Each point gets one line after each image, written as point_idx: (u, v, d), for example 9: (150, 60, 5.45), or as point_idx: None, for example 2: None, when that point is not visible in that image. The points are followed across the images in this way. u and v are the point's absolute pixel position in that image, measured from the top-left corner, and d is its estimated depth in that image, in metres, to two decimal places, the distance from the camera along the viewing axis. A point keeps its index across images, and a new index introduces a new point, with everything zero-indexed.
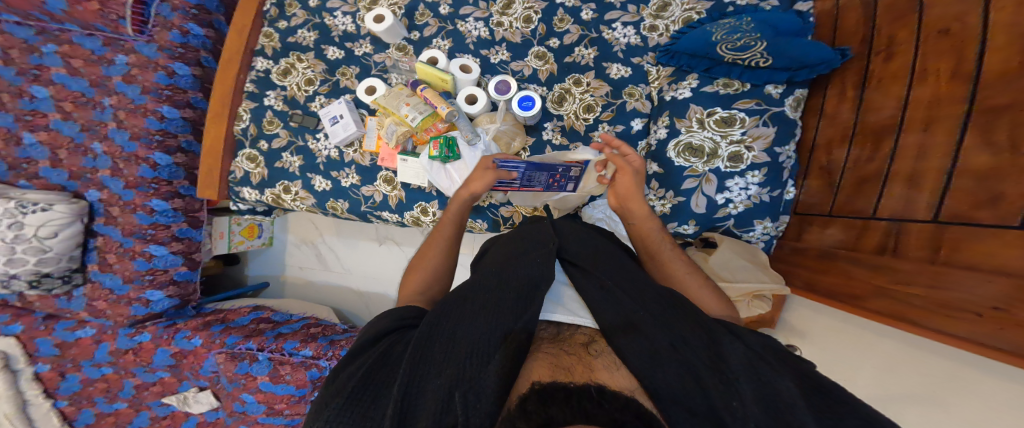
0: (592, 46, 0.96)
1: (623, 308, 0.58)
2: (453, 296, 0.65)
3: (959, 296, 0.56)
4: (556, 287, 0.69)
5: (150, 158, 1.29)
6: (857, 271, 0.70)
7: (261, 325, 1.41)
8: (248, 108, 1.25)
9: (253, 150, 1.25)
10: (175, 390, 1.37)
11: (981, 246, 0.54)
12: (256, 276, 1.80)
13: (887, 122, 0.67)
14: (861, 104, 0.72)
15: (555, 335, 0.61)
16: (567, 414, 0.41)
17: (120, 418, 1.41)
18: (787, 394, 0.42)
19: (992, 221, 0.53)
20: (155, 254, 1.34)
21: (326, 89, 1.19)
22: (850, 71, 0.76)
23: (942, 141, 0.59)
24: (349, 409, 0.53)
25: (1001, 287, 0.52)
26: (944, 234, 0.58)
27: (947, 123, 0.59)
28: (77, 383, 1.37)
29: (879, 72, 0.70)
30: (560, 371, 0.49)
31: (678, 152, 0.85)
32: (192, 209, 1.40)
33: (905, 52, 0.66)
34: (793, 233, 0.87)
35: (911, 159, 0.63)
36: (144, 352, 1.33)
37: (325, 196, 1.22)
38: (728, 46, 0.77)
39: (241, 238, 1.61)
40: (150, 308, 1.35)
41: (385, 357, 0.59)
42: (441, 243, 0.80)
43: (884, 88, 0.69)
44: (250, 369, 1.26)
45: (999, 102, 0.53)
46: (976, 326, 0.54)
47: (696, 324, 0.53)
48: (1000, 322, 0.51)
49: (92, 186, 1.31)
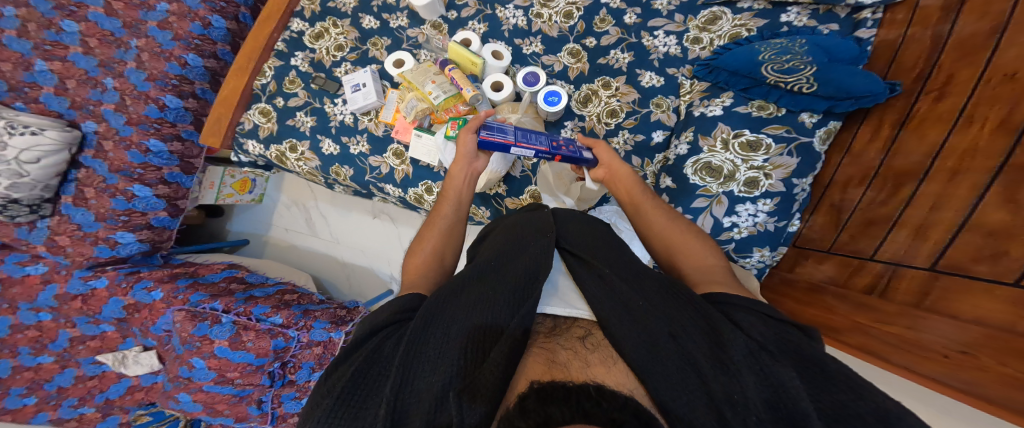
0: (629, 51, 1.00)
1: (622, 297, 0.55)
2: (448, 287, 0.62)
3: (930, 338, 0.59)
4: (552, 277, 0.65)
5: (161, 99, 1.28)
6: (840, 306, 0.73)
7: (232, 284, 1.35)
8: (273, 65, 1.25)
9: (268, 105, 1.24)
10: (114, 348, 1.31)
11: (975, 298, 0.56)
12: (238, 233, 1.74)
13: (912, 167, 0.67)
14: (893, 145, 0.71)
15: (551, 328, 0.57)
16: (566, 413, 0.40)
17: (39, 375, 1.30)
18: (793, 386, 0.41)
19: (989, 276, 0.55)
20: (138, 195, 1.30)
21: (354, 57, 1.21)
22: (892, 108, 0.74)
23: (964, 193, 0.59)
24: (340, 411, 0.51)
25: (975, 335, 0.54)
26: (937, 281, 0.61)
27: (973, 178, 0.58)
28: (7, 327, 1.28)
29: (923, 113, 0.68)
30: (555, 368, 0.47)
31: (696, 170, 0.87)
32: (189, 155, 1.36)
33: (960, 93, 0.63)
34: (786, 264, 0.89)
35: (927, 208, 0.63)
36: (94, 301, 1.28)
37: (330, 160, 1.21)
38: (774, 67, 0.79)
39: (231, 191, 1.57)
40: (115, 251, 1.30)
41: (376, 353, 0.56)
42: (443, 225, 0.78)
43: (920, 131, 0.67)
44: (209, 332, 1.19)
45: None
46: (936, 366, 0.57)
47: (698, 317, 0.51)
48: (961, 366, 0.54)
49: (90, 118, 1.27)
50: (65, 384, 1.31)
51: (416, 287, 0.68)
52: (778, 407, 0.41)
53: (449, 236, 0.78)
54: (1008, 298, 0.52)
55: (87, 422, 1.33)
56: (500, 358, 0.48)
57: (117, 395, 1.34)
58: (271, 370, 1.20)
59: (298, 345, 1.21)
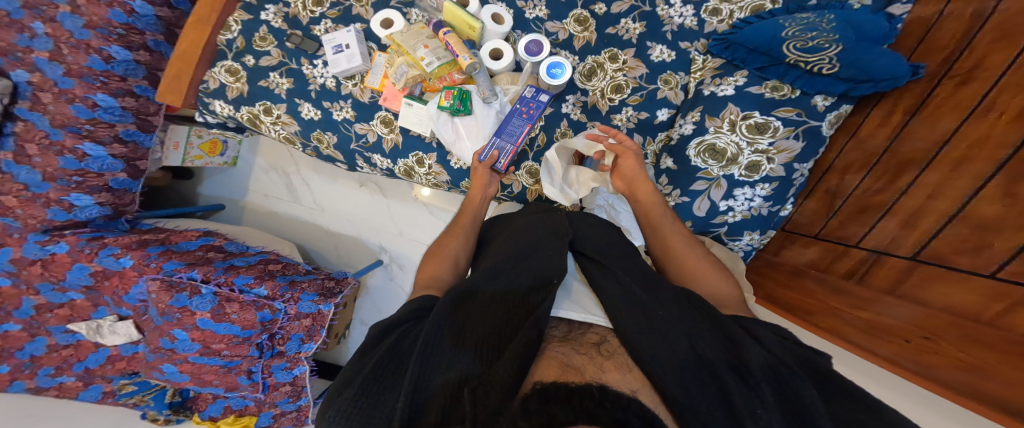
0: (641, 20, 0.95)
1: (643, 307, 0.58)
2: (467, 284, 0.64)
3: (892, 322, 0.64)
4: (569, 280, 0.70)
5: (105, 50, 1.13)
6: (817, 288, 0.79)
7: (209, 253, 1.29)
8: (241, 19, 1.13)
9: (235, 63, 1.12)
10: (86, 317, 1.24)
11: (951, 288, 0.60)
12: (209, 197, 1.65)
13: (915, 155, 0.68)
14: (902, 132, 0.72)
15: (566, 333, 0.59)
16: (567, 414, 0.41)
17: (7, 343, 1.23)
18: (811, 402, 0.42)
19: (968, 267, 0.58)
20: (89, 154, 1.19)
21: (335, 14, 1.11)
22: (909, 92, 0.73)
23: (963, 184, 0.60)
24: (360, 399, 0.51)
25: (943, 323, 0.58)
26: (917, 269, 0.65)
27: (976, 169, 0.59)
28: None
29: (938, 100, 0.67)
30: (569, 372, 0.49)
31: (699, 152, 0.87)
32: (145, 112, 1.25)
33: (986, 78, 0.61)
34: (772, 248, 0.94)
35: (926, 196, 0.65)
36: (56, 267, 1.19)
37: (311, 126, 1.13)
38: (796, 45, 0.77)
39: (200, 153, 1.47)
40: (72, 215, 1.20)
41: (396, 346, 0.57)
42: (464, 235, 0.82)
43: (933, 119, 0.67)
44: (189, 304, 1.16)
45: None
46: (897, 349, 0.61)
47: (715, 329, 0.53)
48: (921, 350, 0.58)
49: (21, 67, 1.12)
50: (38, 353, 1.25)
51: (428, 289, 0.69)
52: (794, 418, 0.42)
53: (465, 245, 0.79)
54: (980, 288, 0.56)
55: (67, 390, 1.29)
56: (517, 355, 0.50)
57: (97, 364, 1.29)
58: (258, 342, 1.19)
59: (286, 317, 1.20)
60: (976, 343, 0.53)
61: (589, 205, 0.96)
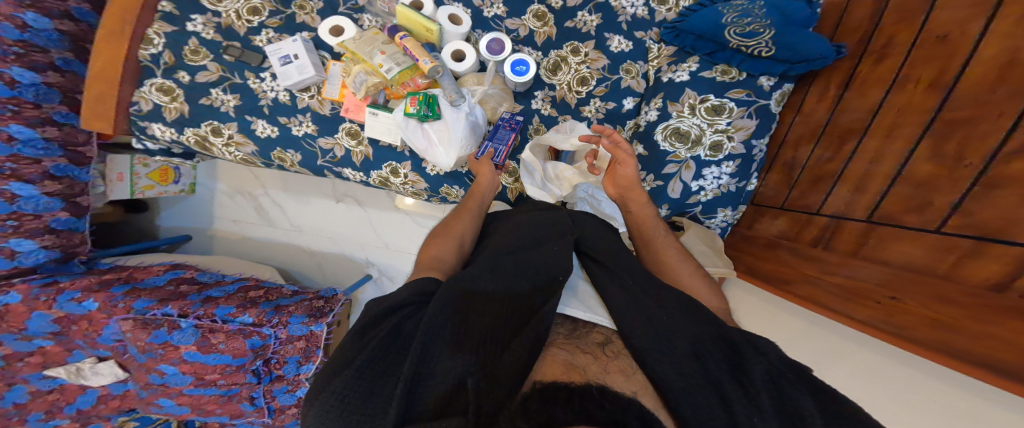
0: (596, 13, 0.93)
1: (646, 309, 0.61)
2: (470, 273, 0.65)
3: (864, 285, 0.69)
4: (574, 280, 0.73)
5: (7, 73, 0.99)
6: (790, 258, 0.84)
7: (182, 287, 1.23)
8: (162, 31, 1.01)
9: (167, 81, 1.02)
10: (62, 361, 1.17)
11: (903, 245, 0.65)
12: (170, 229, 1.56)
13: (854, 125, 0.75)
14: (838, 104, 0.79)
15: (572, 330, 0.63)
16: (568, 414, 0.45)
17: None
18: (807, 410, 0.45)
19: (916, 224, 0.64)
20: (21, 195, 1.07)
21: (276, 22, 1.02)
22: (838, 70, 0.81)
23: (898, 149, 0.67)
24: (359, 383, 0.52)
25: (905, 280, 0.64)
26: (872, 231, 0.70)
27: (906, 133, 0.66)
28: None
29: (863, 75, 0.75)
30: (574, 370, 0.53)
31: (665, 136, 0.89)
32: (73, 141, 1.14)
33: (897, 55, 0.70)
34: (746, 222, 0.98)
35: (867, 162, 0.71)
36: (14, 317, 1.10)
37: (269, 144, 1.07)
38: (736, 31, 0.78)
39: (150, 183, 1.37)
40: (15, 262, 1.10)
41: (397, 331, 0.58)
42: (472, 216, 0.83)
43: (863, 90, 0.75)
44: (170, 339, 1.12)
45: (962, 115, 0.59)
46: (871, 312, 0.67)
47: (719, 337, 0.56)
48: (893, 311, 0.64)
49: None
50: (21, 400, 1.18)
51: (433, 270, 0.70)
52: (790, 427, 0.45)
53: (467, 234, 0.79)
54: (923, 240, 0.63)
55: None
56: (521, 356, 0.53)
57: (88, 405, 1.25)
58: (254, 368, 1.18)
59: (277, 342, 1.17)
60: (935, 297, 0.60)
61: (572, 199, 0.95)
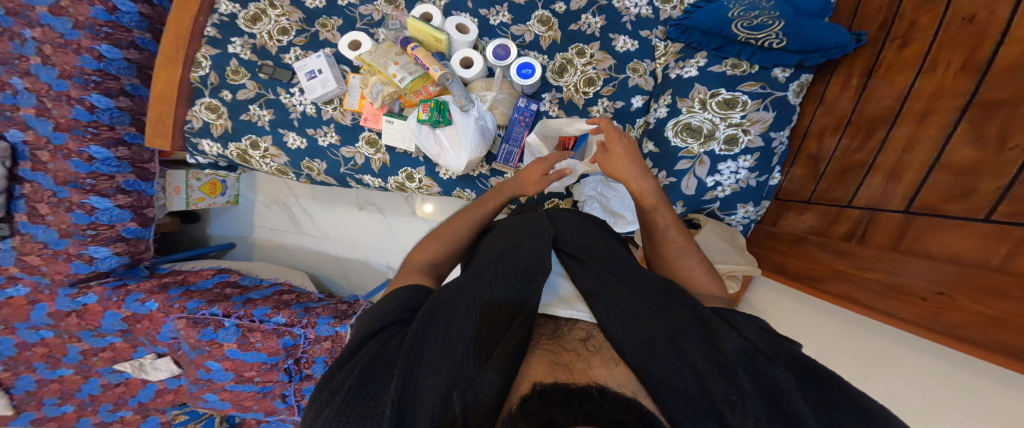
0: (600, 14, 0.96)
1: (623, 302, 0.59)
2: (448, 287, 0.64)
3: (905, 279, 0.61)
4: (554, 279, 0.70)
5: (87, 99, 1.13)
6: (822, 254, 0.76)
7: (227, 290, 1.33)
8: (208, 54, 1.12)
9: (214, 100, 1.12)
10: (130, 356, 1.31)
11: (944, 237, 0.58)
12: (220, 237, 1.70)
13: (883, 113, 0.70)
14: (863, 93, 0.74)
15: (553, 331, 0.61)
16: (568, 415, 0.42)
17: (64, 386, 1.33)
18: (785, 386, 0.44)
19: (960, 214, 0.57)
20: (98, 207, 1.22)
21: (303, 41, 1.11)
22: (861, 57, 0.76)
23: (932, 133, 0.61)
24: (344, 412, 0.49)
25: (950, 275, 0.55)
26: (910, 224, 0.63)
27: (940, 117, 0.61)
28: (12, 347, 1.26)
29: (887, 61, 0.71)
30: (558, 370, 0.50)
31: (677, 132, 0.91)
32: (140, 159, 1.28)
33: (923, 38, 0.65)
34: (770, 219, 0.93)
35: (899, 150, 0.66)
36: (90, 316, 1.24)
37: (299, 155, 1.14)
38: (744, 24, 0.78)
39: (201, 195, 1.50)
40: (94, 267, 1.24)
41: (379, 352, 0.55)
42: (468, 224, 0.81)
43: (889, 79, 0.70)
44: (216, 337, 1.22)
45: (999, 96, 0.54)
46: (917, 310, 0.58)
47: (694, 319, 0.55)
48: (937, 309, 0.56)
49: (13, 126, 1.13)
50: (95, 392, 1.35)
51: (419, 281, 0.71)
52: (774, 406, 0.44)
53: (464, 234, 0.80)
54: (978, 233, 0.55)
55: (129, 422, 1.42)
56: (505, 358, 0.50)
57: (149, 398, 1.39)
58: (286, 367, 1.25)
59: (306, 342, 1.24)
60: (987, 290, 0.51)
61: (580, 195, 1.01)
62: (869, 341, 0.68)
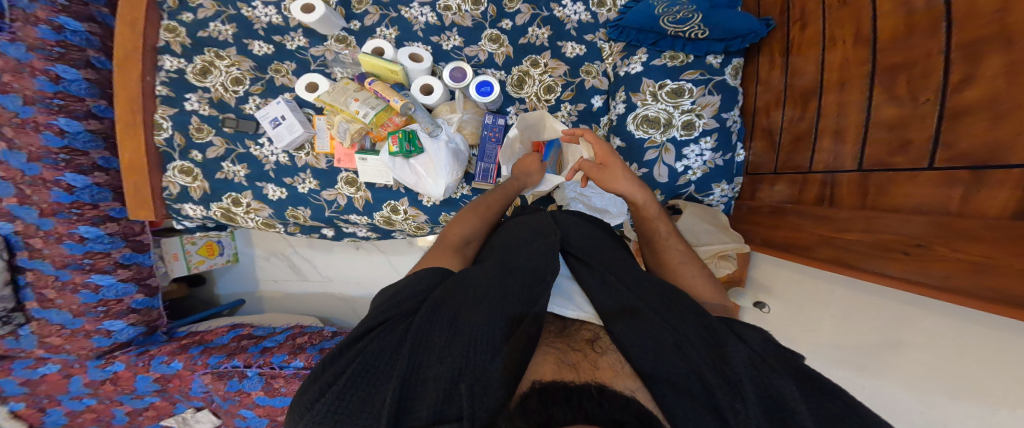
0: (545, 26, 0.99)
1: (631, 307, 0.59)
2: (455, 278, 0.63)
3: (893, 236, 0.59)
4: (560, 280, 0.69)
5: (62, 180, 1.11)
6: (804, 223, 0.74)
7: (243, 341, 1.35)
8: (167, 115, 1.09)
9: (186, 162, 1.11)
10: (171, 413, 1.34)
11: (907, 190, 0.58)
12: (229, 295, 1.71)
13: (810, 85, 0.74)
14: (788, 70, 0.79)
15: (561, 330, 0.61)
16: (567, 415, 0.43)
17: None
18: (791, 397, 0.44)
19: (906, 165, 0.58)
20: (102, 284, 1.21)
21: (259, 89, 1.08)
22: (774, 39, 0.83)
23: (856, 97, 0.66)
24: (350, 394, 0.49)
25: (922, 224, 0.55)
26: (869, 181, 0.64)
27: (857, 84, 0.65)
28: (63, 416, 1.31)
29: (798, 39, 0.77)
30: (566, 368, 0.50)
31: (637, 125, 0.91)
32: (131, 232, 1.26)
33: (816, 18, 0.73)
34: (748, 193, 0.92)
35: (834, 115, 0.69)
36: (124, 381, 1.26)
37: (282, 205, 1.12)
38: (669, 19, 0.81)
39: (200, 258, 1.52)
40: (113, 338, 1.26)
41: (384, 339, 0.55)
42: (474, 220, 0.79)
43: (803, 54, 0.76)
44: (242, 386, 1.25)
45: (895, 61, 0.60)
46: (904, 265, 0.56)
47: (701, 324, 0.55)
48: (926, 261, 0.54)
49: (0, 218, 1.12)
50: None
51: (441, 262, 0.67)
52: (778, 415, 0.44)
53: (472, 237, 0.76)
54: (928, 182, 0.55)
55: None
56: (512, 355, 0.50)
57: None
58: None
59: None
60: (963, 238, 0.50)
61: (563, 199, 1.00)
62: (886, 307, 0.67)
